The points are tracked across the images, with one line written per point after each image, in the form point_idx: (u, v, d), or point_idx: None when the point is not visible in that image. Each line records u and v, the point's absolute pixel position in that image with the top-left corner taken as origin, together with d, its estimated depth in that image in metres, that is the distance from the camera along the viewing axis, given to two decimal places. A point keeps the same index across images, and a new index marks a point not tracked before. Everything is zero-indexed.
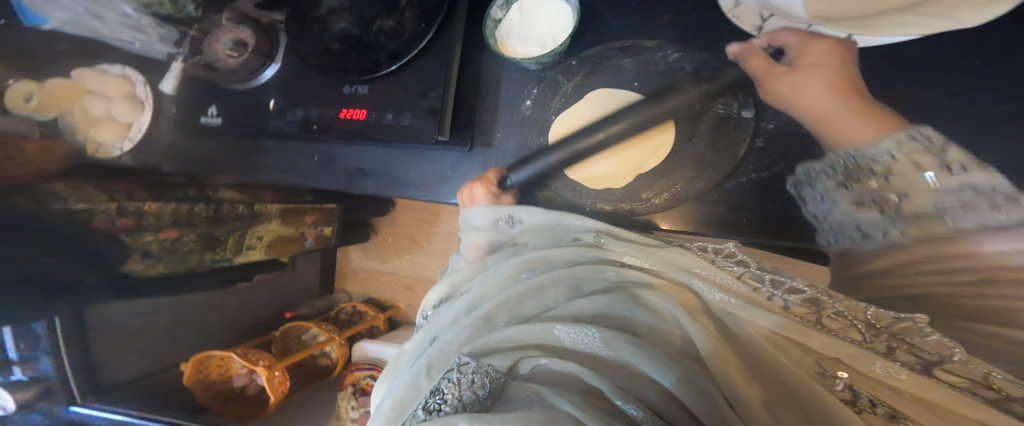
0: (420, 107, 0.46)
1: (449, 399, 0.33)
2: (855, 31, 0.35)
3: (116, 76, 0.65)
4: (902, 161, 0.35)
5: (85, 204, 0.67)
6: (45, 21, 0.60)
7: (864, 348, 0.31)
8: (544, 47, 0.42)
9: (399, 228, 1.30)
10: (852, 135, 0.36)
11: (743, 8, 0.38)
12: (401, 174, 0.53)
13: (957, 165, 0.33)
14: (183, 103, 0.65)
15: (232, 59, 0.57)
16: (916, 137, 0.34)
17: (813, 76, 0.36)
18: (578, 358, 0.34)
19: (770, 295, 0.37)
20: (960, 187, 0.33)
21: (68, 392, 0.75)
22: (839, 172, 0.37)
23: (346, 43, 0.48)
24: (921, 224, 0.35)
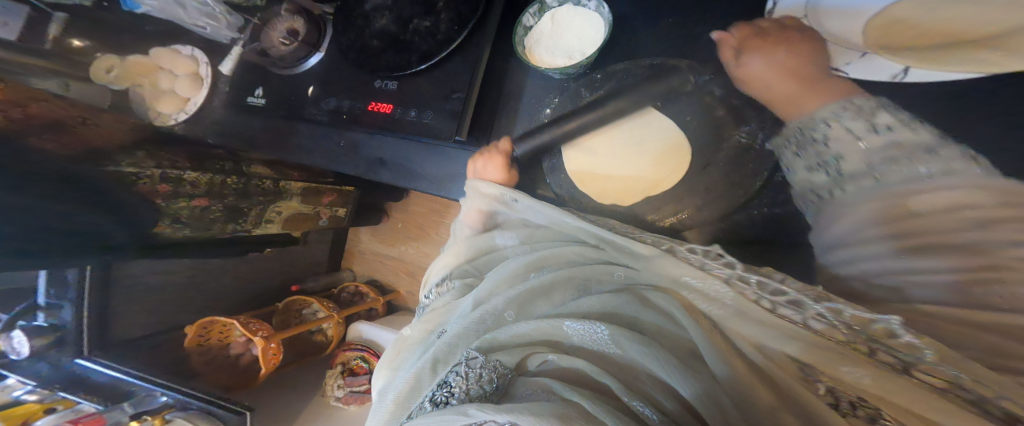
0: (443, 108, 0.47)
1: (457, 392, 0.32)
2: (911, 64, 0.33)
3: (185, 56, 0.74)
4: (835, 129, 0.36)
5: (133, 167, 0.65)
6: (138, 6, 0.70)
7: (837, 348, 0.25)
8: (571, 59, 0.43)
9: (410, 216, 1.30)
10: (796, 105, 0.38)
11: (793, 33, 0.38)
12: (418, 168, 0.54)
13: (881, 126, 0.34)
14: (234, 82, 0.70)
15: (283, 46, 0.62)
16: (853, 104, 0.35)
17: (767, 58, 0.37)
18: (586, 356, 0.31)
19: (759, 297, 0.29)
20: (888, 146, 0.34)
21: (78, 346, 0.78)
22: (791, 141, 0.38)
23: (384, 40, 0.51)
24: (857, 181, 0.35)
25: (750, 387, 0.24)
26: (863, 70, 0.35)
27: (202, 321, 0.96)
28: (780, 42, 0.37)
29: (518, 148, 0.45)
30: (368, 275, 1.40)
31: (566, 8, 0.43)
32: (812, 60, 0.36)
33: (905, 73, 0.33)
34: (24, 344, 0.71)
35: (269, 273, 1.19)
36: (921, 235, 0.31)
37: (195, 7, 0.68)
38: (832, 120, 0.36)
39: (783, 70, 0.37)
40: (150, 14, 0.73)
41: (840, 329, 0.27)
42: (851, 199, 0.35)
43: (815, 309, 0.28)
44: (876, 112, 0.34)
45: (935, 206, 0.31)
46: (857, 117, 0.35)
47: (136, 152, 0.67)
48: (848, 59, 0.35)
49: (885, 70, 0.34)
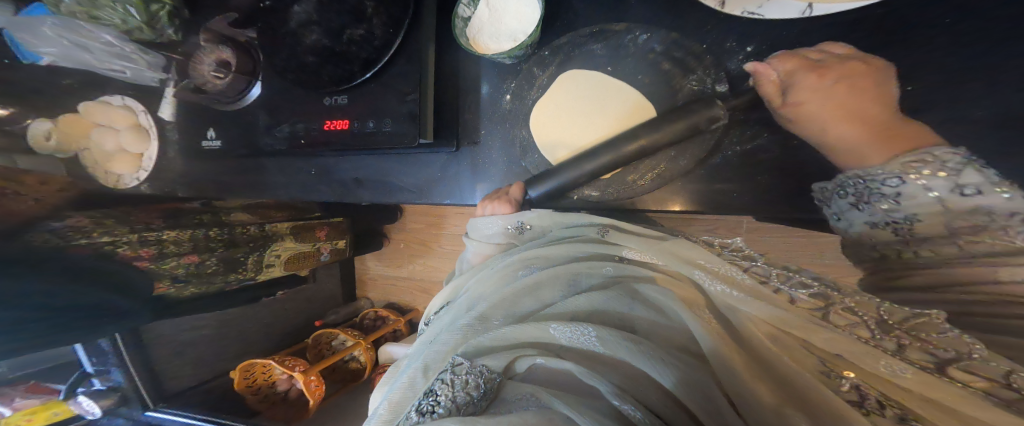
0: (400, 112, 0.46)
1: (442, 400, 0.33)
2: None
3: (119, 106, 0.69)
4: (910, 186, 0.33)
5: (109, 237, 0.67)
6: (39, 57, 0.62)
7: (869, 343, 0.30)
8: (516, 41, 0.42)
9: (410, 234, 1.31)
10: (863, 154, 0.34)
11: None
12: (395, 181, 0.54)
13: (970, 188, 0.31)
14: (183, 130, 0.67)
15: (218, 80, 0.58)
16: (936, 157, 0.31)
17: (815, 96, 0.34)
18: (574, 355, 0.33)
19: (781, 287, 0.36)
20: (972, 210, 0.32)
21: (142, 399, 0.87)
22: (850, 195, 0.36)
23: (320, 55, 0.47)
24: (937, 244, 0.34)
25: (729, 363, 0.29)
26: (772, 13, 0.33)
27: (244, 365, 1.01)
28: (840, 92, 0.33)
29: (532, 190, 0.44)
30: (385, 299, 1.43)
31: None
32: (874, 96, 0.33)
33: (811, 8, 0.31)
34: (93, 405, 0.81)
35: (289, 312, 1.23)
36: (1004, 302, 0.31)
37: (101, 48, 0.63)
38: (909, 177, 0.33)
39: (846, 113, 0.33)
40: (58, 64, 0.65)
41: (872, 324, 0.33)
42: (932, 252, 0.35)
43: (844, 302, 0.35)
44: (962, 173, 0.31)
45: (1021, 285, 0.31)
46: (937, 174, 0.32)
47: (111, 223, 0.68)
48: (757, 2, 0.33)
49: (792, 7, 0.32)
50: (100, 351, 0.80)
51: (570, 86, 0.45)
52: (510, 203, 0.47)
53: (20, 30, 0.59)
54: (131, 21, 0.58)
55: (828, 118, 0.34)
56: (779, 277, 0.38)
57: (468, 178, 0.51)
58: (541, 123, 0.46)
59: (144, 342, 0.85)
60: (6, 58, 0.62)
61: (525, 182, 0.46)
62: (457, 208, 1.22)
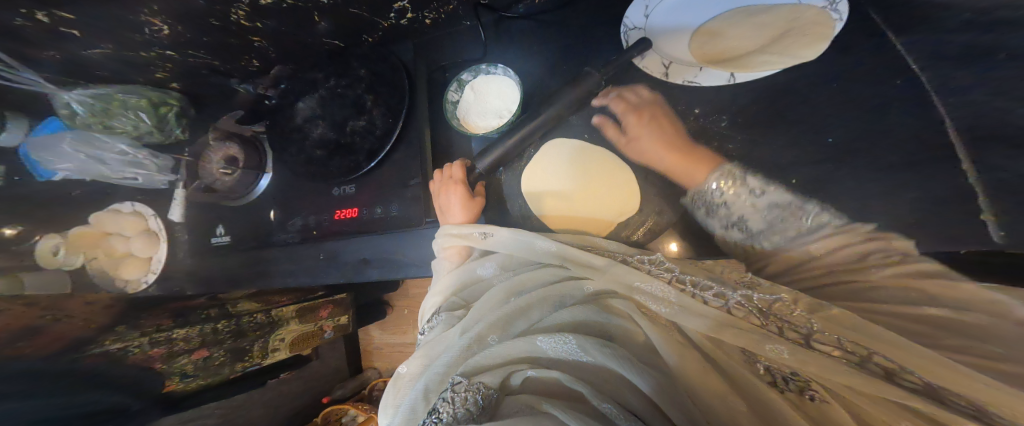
0: (405, 197, 0.48)
1: (442, 417, 0.33)
2: (733, 71, 0.44)
3: (129, 213, 0.73)
4: (727, 196, 0.49)
5: (121, 343, 0.66)
6: (54, 173, 0.64)
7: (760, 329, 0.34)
8: (502, 117, 0.45)
9: (414, 300, 1.26)
10: (689, 176, 0.51)
11: (649, 60, 0.48)
12: (399, 256, 0.55)
13: (755, 188, 0.49)
14: (193, 227, 0.71)
15: (227, 177, 0.61)
16: (727, 171, 0.49)
17: (642, 134, 0.52)
18: (562, 367, 0.34)
19: (695, 294, 0.37)
20: (766, 203, 0.48)
21: None
22: (704, 206, 0.50)
23: (327, 148, 0.51)
24: (768, 236, 0.48)
25: (693, 375, 0.32)
26: (706, 79, 0.46)
27: None
28: (667, 139, 0.51)
29: (478, 162, 0.46)
30: (392, 367, 1.37)
31: (481, 79, 0.47)
32: (675, 128, 0.51)
33: (734, 77, 0.45)
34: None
35: (293, 391, 1.19)
36: (829, 272, 0.44)
37: (116, 158, 0.67)
38: (718, 182, 0.49)
39: (669, 149, 0.51)
40: (71, 178, 0.67)
41: (754, 313, 0.37)
42: (783, 242, 0.48)
43: (732, 298, 0.38)
44: (745, 181, 0.49)
45: (845, 260, 0.44)
46: (734, 185, 0.49)
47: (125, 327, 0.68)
48: (693, 73, 0.46)
49: (719, 77, 0.45)
50: None
51: (552, 153, 0.53)
52: (458, 185, 0.47)
53: (39, 150, 0.61)
54: (143, 126, 0.62)
55: (650, 142, 0.52)
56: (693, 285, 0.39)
57: None
58: (533, 186, 0.53)
59: None
60: (18, 174, 0.61)
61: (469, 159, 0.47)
62: None
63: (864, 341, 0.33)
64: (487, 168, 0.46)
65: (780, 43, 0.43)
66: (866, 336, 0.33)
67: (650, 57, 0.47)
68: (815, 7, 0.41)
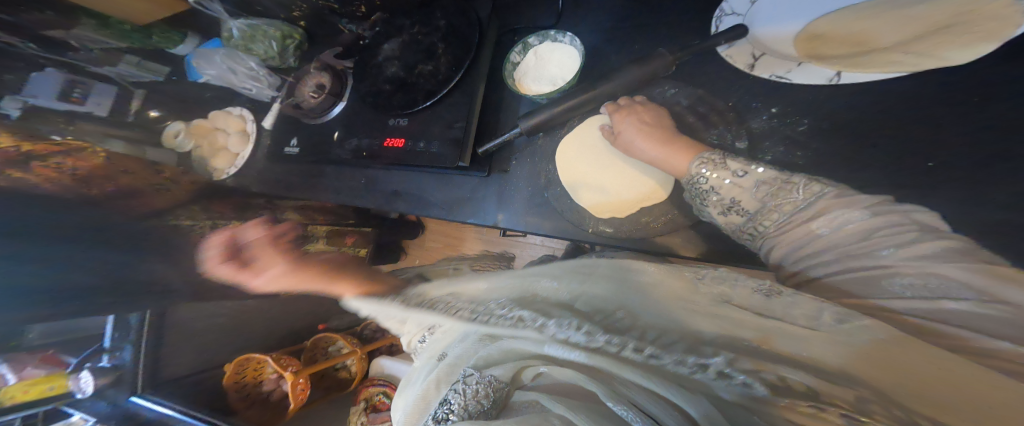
0: (446, 137, 0.51)
1: (454, 408, 0.34)
2: (842, 69, 0.38)
3: (236, 115, 0.86)
4: (712, 180, 0.38)
5: (190, 221, 0.71)
6: (201, 76, 0.83)
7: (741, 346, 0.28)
8: (555, 85, 0.48)
9: (426, 252, 1.33)
10: (675, 165, 0.42)
11: (736, 49, 0.42)
12: (430, 196, 0.59)
13: (739, 170, 0.37)
14: (274, 135, 0.81)
15: (313, 99, 0.71)
16: (709, 158, 0.39)
17: (620, 121, 0.45)
18: (577, 364, 0.30)
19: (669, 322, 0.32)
20: (758, 183, 0.37)
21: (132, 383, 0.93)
22: (694, 195, 0.40)
23: (394, 84, 0.57)
24: (768, 215, 0.36)
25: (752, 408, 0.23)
26: (802, 77, 0.39)
27: (240, 359, 1.04)
28: (641, 129, 0.43)
29: (521, 123, 0.47)
30: None
31: (546, 45, 0.50)
32: (658, 124, 0.43)
33: (838, 76, 0.38)
34: (89, 383, 0.88)
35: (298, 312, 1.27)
36: (849, 266, 0.31)
37: (244, 71, 0.79)
38: (704, 169, 0.38)
39: (648, 142, 0.43)
40: (211, 83, 0.85)
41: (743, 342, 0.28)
42: (790, 222, 0.35)
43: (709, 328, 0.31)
44: (727, 162, 0.38)
45: (848, 240, 0.32)
46: (718, 168, 0.38)
47: (196, 210, 0.74)
48: (787, 68, 0.40)
49: (820, 74, 0.39)
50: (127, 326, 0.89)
51: (596, 125, 0.50)
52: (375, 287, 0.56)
53: (199, 58, 0.80)
54: (270, 51, 0.76)
55: (634, 136, 0.44)
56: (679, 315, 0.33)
57: (492, 202, 0.53)
58: (566, 152, 0.50)
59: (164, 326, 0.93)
60: (174, 75, 0.85)
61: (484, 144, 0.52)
62: (476, 231, 1.24)
63: (903, 358, 0.23)
64: (526, 131, 0.48)
65: (926, 42, 0.36)
66: (889, 348, 0.24)
67: (740, 46, 0.42)
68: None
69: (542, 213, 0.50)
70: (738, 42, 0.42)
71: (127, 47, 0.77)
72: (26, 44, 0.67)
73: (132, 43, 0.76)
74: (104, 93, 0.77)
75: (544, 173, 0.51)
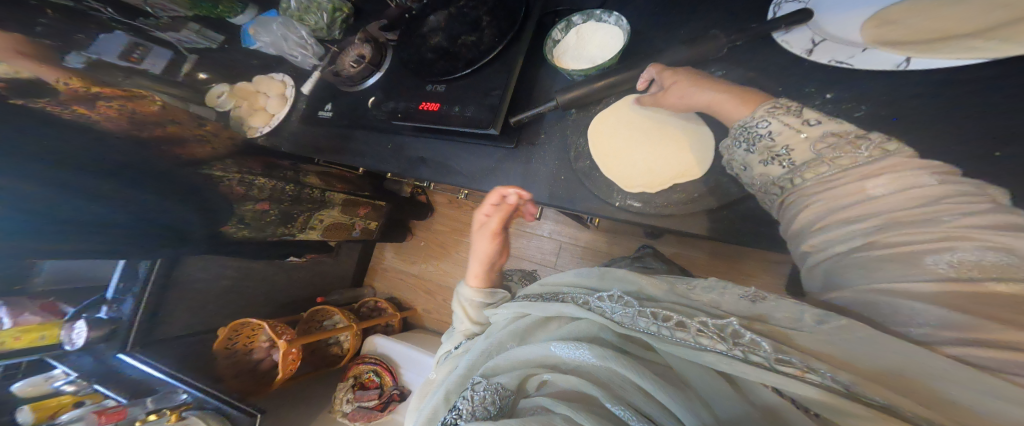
0: (483, 103, 0.52)
1: (464, 413, 0.37)
2: (912, 54, 0.34)
3: (278, 80, 0.89)
4: (776, 124, 0.35)
5: (221, 171, 0.75)
6: (252, 43, 0.88)
7: (716, 354, 0.29)
8: (594, 64, 0.49)
9: (434, 234, 1.39)
10: (736, 112, 0.38)
11: (794, 34, 0.39)
12: (454, 165, 0.59)
13: (813, 119, 0.34)
14: (312, 99, 0.84)
15: (352, 68, 0.73)
16: (782, 104, 0.36)
17: (672, 73, 0.43)
18: (575, 370, 0.34)
19: (656, 325, 0.33)
20: (825, 135, 0.33)
21: (125, 338, 0.88)
22: (742, 141, 0.38)
23: (437, 53, 0.59)
24: (814, 169, 0.33)
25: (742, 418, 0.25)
26: (866, 62, 0.35)
27: (237, 323, 1.03)
28: (699, 80, 0.41)
29: (559, 96, 0.48)
30: (388, 292, 1.47)
31: (590, 24, 0.51)
32: (714, 79, 0.41)
33: (907, 63, 0.34)
34: (81, 335, 0.81)
35: (300, 282, 1.28)
36: (894, 237, 0.27)
37: (294, 39, 0.82)
38: (766, 115, 0.36)
39: (704, 90, 0.41)
40: (260, 50, 0.90)
41: (716, 339, 0.30)
42: (830, 175, 0.32)
43: (694, 325, 0.31)
44: (801, 111, 0.35)
45: (905, 204, 0.28)
46: (793, 116, 0.35)
47: (229, 160, 0.77)
48: (850, 53, 0.36)
49: (887, 60, 0.35)
50: (133, 276, 0.88)
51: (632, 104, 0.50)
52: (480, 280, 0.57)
53: (257, 24, 0.85)
54: (321, 22, 0.81)
55: (686, 86, 0.42)
56: (658, 315, 0.34)
57: (518, 174, 0.53)
58: (603, 119, 0.50)
59: (169, 280, 0.93)
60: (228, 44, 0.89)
61: (518, 113, 0.53)
62: None
63: (901, 362, 0.23)
64: (560, 105, 0.48)
65: (1006, 29, 0.32)
66: (903, 365, 0.23)
67: (800, 32, 0.39)
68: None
69: (569, 187, 0.49)
70: (796, 27, 0.39)
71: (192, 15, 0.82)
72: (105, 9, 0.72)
73: (198, 11, 0.82)
74: (161, 56, 0.81)
75: (574, 148, 0.50)
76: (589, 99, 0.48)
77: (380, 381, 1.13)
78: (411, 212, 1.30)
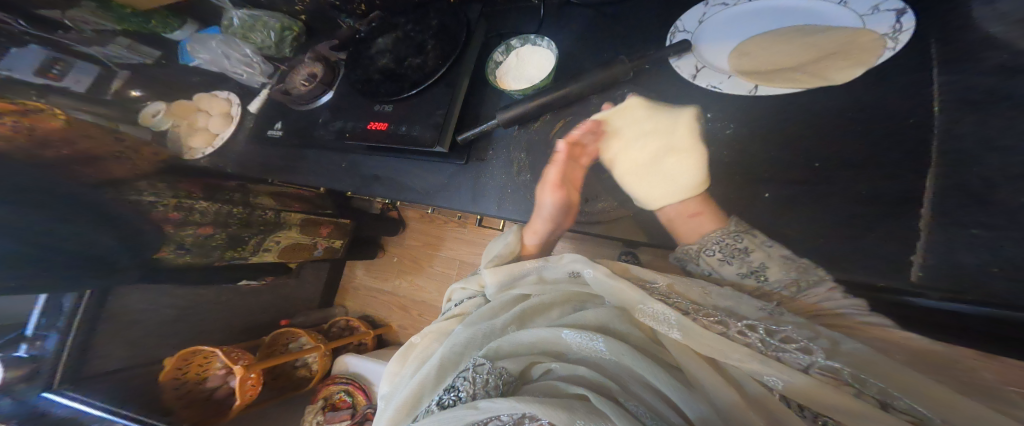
0: (427, 123, 0.55)
1: (464, 395, 0.37)
2: (758, 83, 0.41)
3: (222, 98, 0.84)
4: (745, 242, 0.40)
5: (155, 196, 0.73)
6: (192, 59, 0.84)
7: (748, 352, 0.31)
8: (531, 83, 0.53)
9: (407, 249, 1.39)
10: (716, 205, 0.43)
11: (683, 61, 0.46)
12: (407, 181, 0.62)
13: (768, 239, 0.38)
14: (259, 118, 0.80)
15: (302, 86, 0.73)
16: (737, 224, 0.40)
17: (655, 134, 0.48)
18: (585, 361, 0.37)
19: (692, 316, 0.35)
20: (787, 258, 0.37)
21: (50, 378, 0.81)
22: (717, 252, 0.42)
23: (384, 74, 0.61)
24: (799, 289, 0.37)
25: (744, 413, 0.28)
26: (729, 88, 0.43)
27: (185, 353, 0.96)
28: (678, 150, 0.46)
29: (501, 114, 0.51)
30: (360, 310, 1.44)
31: (527, 47, 0.56)
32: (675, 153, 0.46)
33: (757, 89, 0.41)
34: None
35: (259, 306, 1.23)
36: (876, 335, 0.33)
37: (238, 57, 0.81)
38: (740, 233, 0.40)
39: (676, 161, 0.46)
40: (201, 67, 0.86)
41: (757, 348, 0.31)
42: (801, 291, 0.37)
43: (734, 326, 0.33)
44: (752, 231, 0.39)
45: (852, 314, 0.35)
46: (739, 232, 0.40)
47: (161, 185, 0.75)
48: (720, 79, 0.43)
49: (742, 87, 0.42)
50: (58, 310, 0.82)
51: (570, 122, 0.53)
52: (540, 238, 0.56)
53: (196, 42, 0.82)
54: (267, 41, 0.80)
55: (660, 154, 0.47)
56: (695, 310, 0.36)
57: (467, 189, 0.56)
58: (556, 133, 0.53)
59: (103, 311, 0.87)
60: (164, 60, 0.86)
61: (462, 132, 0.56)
62: (457, 231, 1.31)
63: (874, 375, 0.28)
64: (501, 123, 0.52)
65: (819, 64, 0.40)
66: (878, 364, 0.29)
67: (687, 59, 0.46)
68: (876, 33, 0.37)
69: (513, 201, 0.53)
70: (685, 55, 0.46)
71: (123, 30, 0.78)
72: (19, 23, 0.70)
73: (128, 25, 0.77)
74: (87, 72, 0.79)
75: (515, 164, 0.54)
76: (525, 119, 0.52)
77: (352, 401, 1.11)
78: (381, 229, 1.30)
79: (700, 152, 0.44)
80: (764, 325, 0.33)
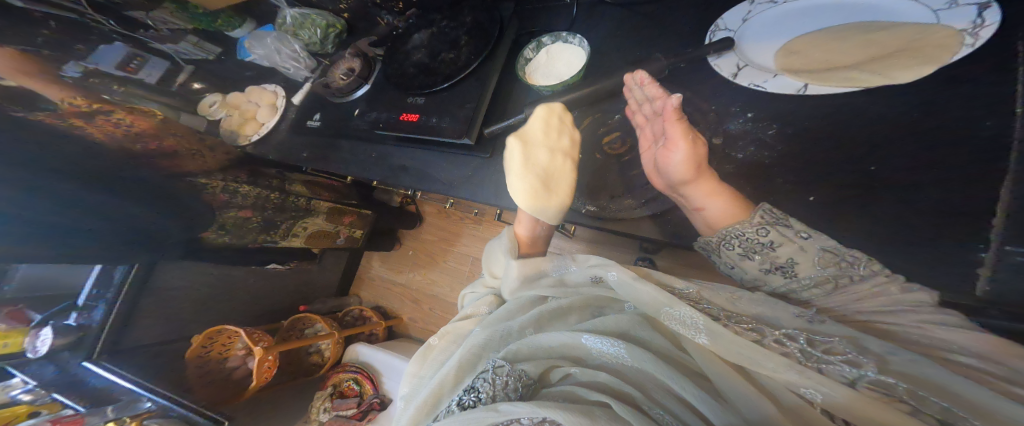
0: (457, 116, 0.56)
1: (483, 396, 0.34)
2: (809, 82, 0.40)
3: (270, 90, 0.89)
4: (773, 234, 0.35)
5: (207, 177, 0.74)
6: (249, 55, 0.91)
7: (791, 361, 0.27)
8: (561, 79, 0.53)
9: (423, 243, 1.40)
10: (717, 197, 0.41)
11: (724, 60, 0.45)
12: (432, 173, 0.62)
13: (803, 232, 0.35)
14: (302, 108, 0.86)
15: (343, 80, 0.76)
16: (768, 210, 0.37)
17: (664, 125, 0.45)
18: (607, 367, 0.34)
19: (727, 323, 0.32)
20: (824, 250, 0.34)
21: (92, 346, 0.87)
22: (738, 246, 0.38)
23: (418, 68, 0.63)
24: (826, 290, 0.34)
25: None
26: (775, 86, 0.42)
27: (212, 331, 1.02)
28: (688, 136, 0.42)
29: (529, 109, 0.50)
30: (373, 301, 1.46)
31: (558, 45, 0.56)
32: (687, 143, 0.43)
33: (806, 88, 0.40)
34: (46, 343, 0.80)
35: (281, 290, 1.27)
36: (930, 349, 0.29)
37: (287, 52, 0.86)
38: (764, 225, 0.36)
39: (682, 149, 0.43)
40: (254, 62, 0.93)
41: (799, 359, 0.28)
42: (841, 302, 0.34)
43: (772, 334, 0.30)
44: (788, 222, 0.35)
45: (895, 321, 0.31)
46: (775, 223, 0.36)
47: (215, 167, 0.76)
48: (764, 78, 0.43)
49: (790, 85, 0.41)
50: (107, 283, 0.87)
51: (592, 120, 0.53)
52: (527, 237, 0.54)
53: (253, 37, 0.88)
54: (313, 37, 0.86)
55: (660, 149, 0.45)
56: (728, 317, 0.33)
57: (491, 183, 0.56)
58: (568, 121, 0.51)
59: (145, 286, 0.92)
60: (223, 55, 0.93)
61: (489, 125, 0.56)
62: (473, 229, 1.32)
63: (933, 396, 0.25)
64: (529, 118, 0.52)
65: (880, 63, 0.38)
66: (935, 385, 0.25)
67: (728, 57, 0.45)
68: (952, 28, 0.35)
69: None
70: (726, 54, 0.45)
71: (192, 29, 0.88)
72: (110, 22, 0.76)
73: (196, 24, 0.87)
74: (158, 66, 0.84)
75: None
76: None
77: (359, 389, 1.11)
78: (400, 222, 1.32)
79: (739, 153, 0.43)
80: (806, 334, 0.30)
